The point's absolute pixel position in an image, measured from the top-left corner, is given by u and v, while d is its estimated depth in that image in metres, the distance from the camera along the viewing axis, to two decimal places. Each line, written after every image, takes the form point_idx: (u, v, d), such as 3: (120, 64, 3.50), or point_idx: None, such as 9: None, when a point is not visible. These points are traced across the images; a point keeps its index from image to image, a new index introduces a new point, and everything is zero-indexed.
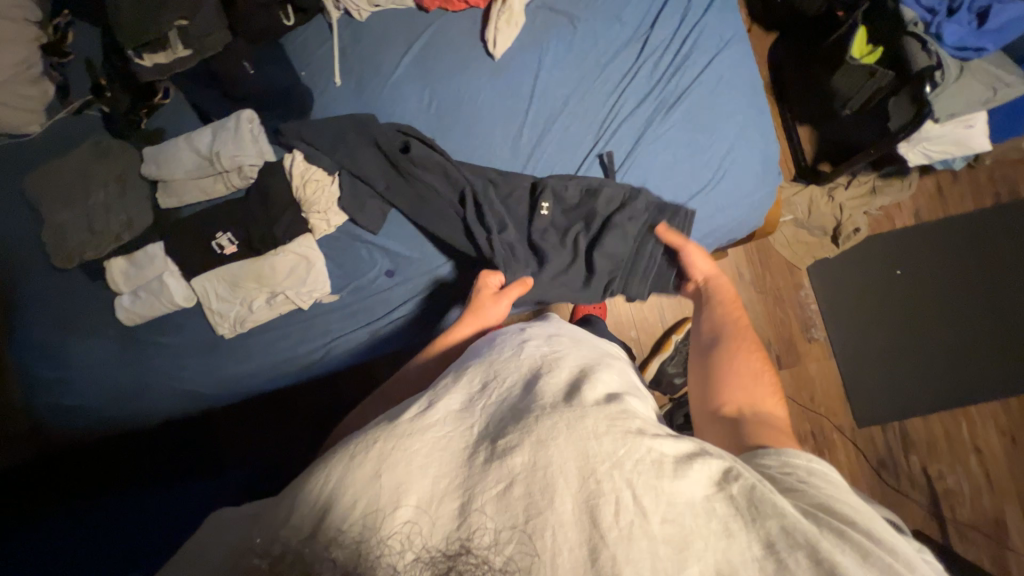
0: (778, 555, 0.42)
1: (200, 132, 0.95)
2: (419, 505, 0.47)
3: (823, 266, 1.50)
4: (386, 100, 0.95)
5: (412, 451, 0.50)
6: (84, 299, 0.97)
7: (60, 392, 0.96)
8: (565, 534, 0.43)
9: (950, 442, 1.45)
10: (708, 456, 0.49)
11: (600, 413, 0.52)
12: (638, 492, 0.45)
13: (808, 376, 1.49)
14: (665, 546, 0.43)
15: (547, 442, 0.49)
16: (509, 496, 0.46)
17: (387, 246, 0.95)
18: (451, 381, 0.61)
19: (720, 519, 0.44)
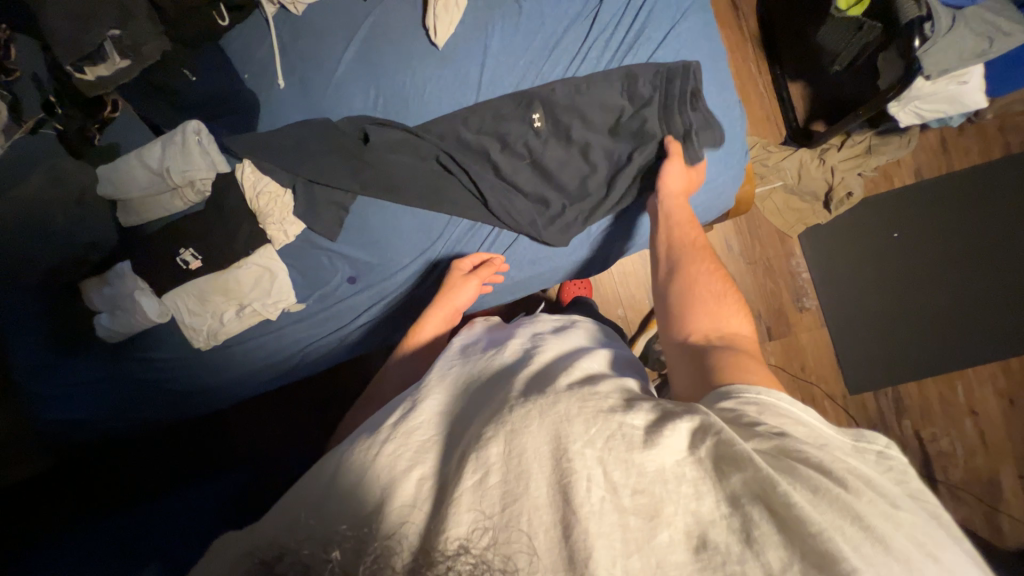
0: (743, 510, 0.39)
1: (150, 147, 0.93)
2: (404, 504, 0.44)
3: (815, 233, 1.45)
4: (331, 101, 0.91)
5: (396, 453, 0.49)
6: (60, 320, 0.98)
7: (52, 407, 0.99)
8: (539, 517, 0.40)
9: (945, 405, 1.43)
10: (677, 418, 0.47)
11: (572, 397, 0.50)
12: (610, 467, 0.43)
13: (799, 346, 1.47)
14: (636, 517, 0.40)
15: (520, 430, 0.47)
16: (488, 484, 0.43)
17: (347, 253, 0.93)
18: (433, 388, 0.62)
19: (691, 483, 0.41)
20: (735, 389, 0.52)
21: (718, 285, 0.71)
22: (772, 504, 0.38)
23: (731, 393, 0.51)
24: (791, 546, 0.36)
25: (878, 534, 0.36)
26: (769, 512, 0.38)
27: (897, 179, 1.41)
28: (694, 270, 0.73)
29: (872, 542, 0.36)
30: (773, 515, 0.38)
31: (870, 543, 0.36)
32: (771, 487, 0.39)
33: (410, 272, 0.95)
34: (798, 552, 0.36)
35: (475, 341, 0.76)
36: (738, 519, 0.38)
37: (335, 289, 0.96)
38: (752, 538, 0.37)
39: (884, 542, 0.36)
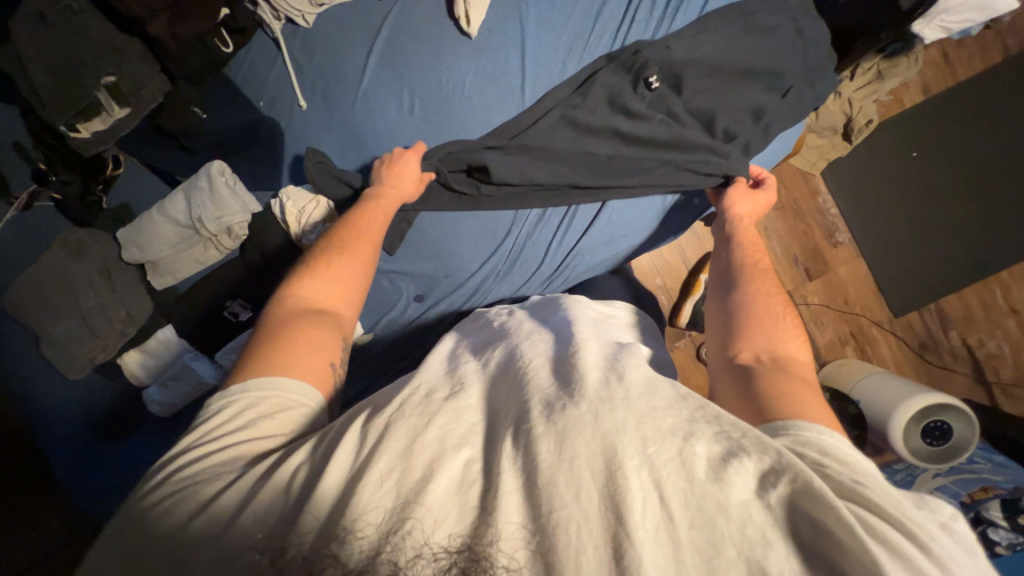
0: (804, 554, 0.37)
1: (171, 199, 0.85)
2: (442, 499, 0.42)
3: (836, 169, 1.47)
4: (362, 114, 0.83)
5: (439, 433, 0.46)
6: (108, 403, 0.90)
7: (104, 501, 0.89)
8: (588, 531, 0.39)
9: (986, 310, 1.47)
10: (744, 452, 0.42)
11: (630, 405, 0.46)
12: (665, 494, 0.40)
13: (839, 281, 1.48)
14: (692, 554, 0.38)
15: (571, 433, 0.44)
16: (534, 489, 0.41)
17: (410, 271, 0.87)
18: (472, 365, 0.57)
19: (758, 528, 0.38)
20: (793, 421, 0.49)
21: (781, 307, 0.65)
22: (836, 540, 0.36)
23: (787, 429, 0.48)
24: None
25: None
26: (821, 553, 0.37)
27: (909, 101, 1.44)
28: (755, 290, 0.68)
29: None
30: (824, 553, 0.37)
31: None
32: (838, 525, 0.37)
33: (477, 279, 0.87)
34: None
35: (496, 318, 0.72)
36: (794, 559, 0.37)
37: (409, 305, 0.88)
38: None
39: None
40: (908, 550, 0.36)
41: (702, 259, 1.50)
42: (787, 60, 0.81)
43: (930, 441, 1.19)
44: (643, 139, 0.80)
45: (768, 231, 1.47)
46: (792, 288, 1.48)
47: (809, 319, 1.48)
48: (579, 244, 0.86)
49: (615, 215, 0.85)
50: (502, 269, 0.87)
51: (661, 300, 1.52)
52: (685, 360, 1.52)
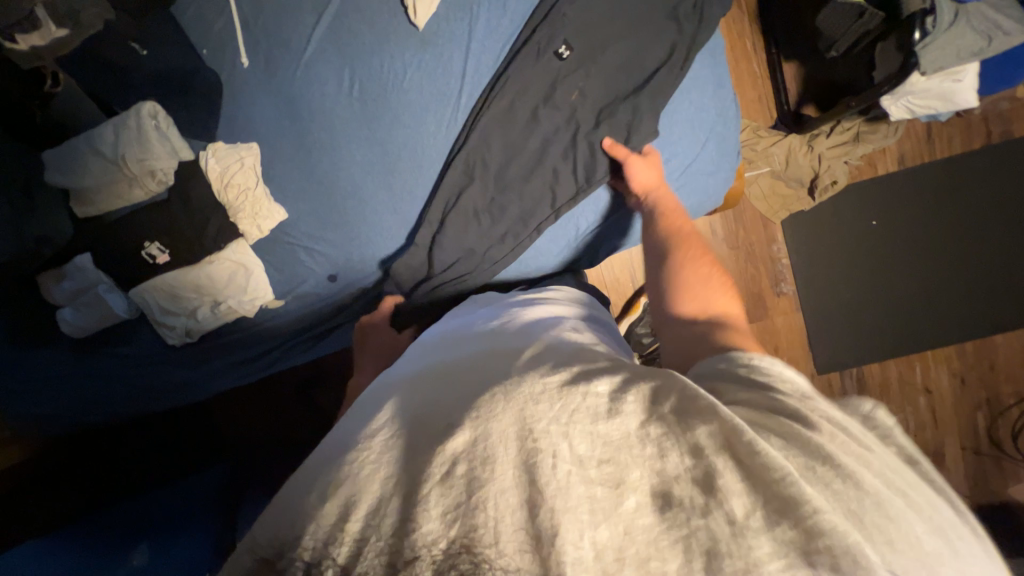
0: (707, 462, 0.38)
1: (100, 130, 0.85)
2: (370, 501, 0.40)
3: (798, 219, 1.47)
4: (300, 82, 0.83)
5: (356, 452, 0.45)
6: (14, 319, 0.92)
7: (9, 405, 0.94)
8: (505, 498, 0.38)
9: (903, 384, 1.51)
10: (634, 389, 0.45)
11: (539, 377, 0.48)
12: (574, 441, 0.41)
13: (773, 329, 1.52)
14: (602, 487, 0.38)
15: (484, 417, 0.44)
16: (454, 475, 0.40)
17: (326, 251, 0.89)
18: (385, 393, 0.57)
19: (654, 442, 0.40)
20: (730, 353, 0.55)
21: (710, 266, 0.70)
22: (746, 463, 0.38)
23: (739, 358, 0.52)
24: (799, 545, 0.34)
25: (855, 479, 0.37)
26: (743, 474, 0.37)
27: (880, 168, 1.43)
28: (683, 260, 0.72)
29: (843, 481, 0.37)
30: (742, 475, 0.37)
31: (885, 521, 0.36)
32: (752, 451, 0.38)
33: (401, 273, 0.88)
34: (763, 498, 0.36)
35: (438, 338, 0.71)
36: (702, 476, 0.38)
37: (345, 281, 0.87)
38: (716, 490, 0.37)
39: (855, 479, 0.37)
40: (812, 437, 0.40)
41: None
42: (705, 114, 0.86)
43: None
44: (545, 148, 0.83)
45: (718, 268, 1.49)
46: None
47: None
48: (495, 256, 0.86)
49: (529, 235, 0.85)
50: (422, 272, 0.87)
51: None
52: None
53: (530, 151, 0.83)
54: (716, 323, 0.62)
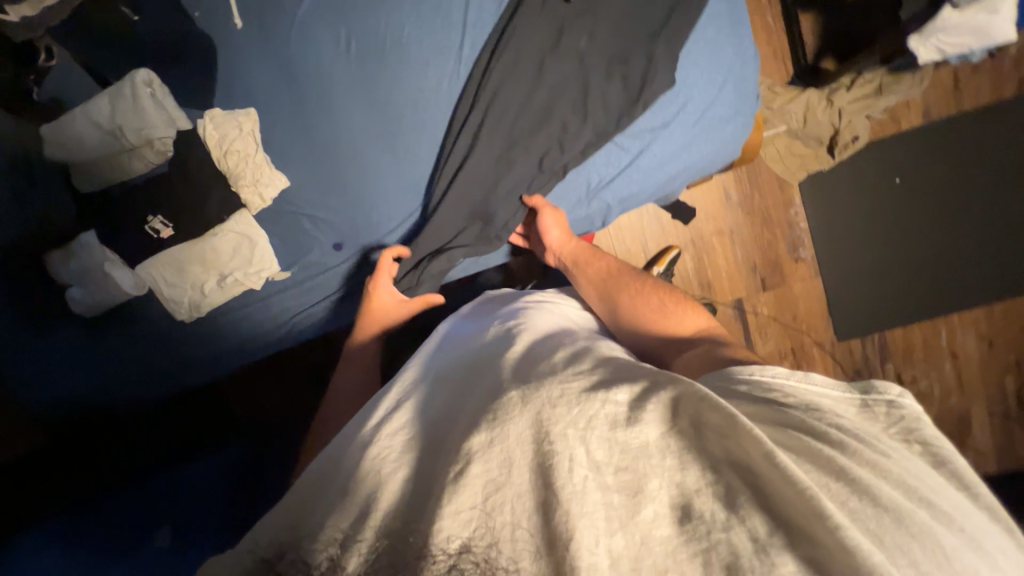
0: (735, 480, 0.38)
1: (96, 101, 0.83)
2: (378, 509, 0.41)
3: (819, 180, 1.40)
4: (295, 41, 0.80)
5: (364, 455, 0.47)
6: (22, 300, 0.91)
7: (21, 390, 0.94)
8: (522, 505, 0.39)
9: (927, 349, 1.47)
10: (659, 391, 0.46)
11: (555, 380, 0.48)
12: (591, 446, 0.41)
13: (791, 296, 1.50)
14: (620, 495, 0.38)
15: (499, 419, 0.44)
16: (464, 479, 0.40)
17: (331, 220, 0.87)
18: (412, 383, 0.60)
19: (677, 453, 0.40)
20: (726, 372, 0.56)
21: (655, 294, 0.79)
22: (764, 478, 0.37)
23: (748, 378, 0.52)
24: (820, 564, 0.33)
25: (870, 494, 0.37)
26: (762, 493, 0.37)
27: (905, 123, 1.36)
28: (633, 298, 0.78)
29: (859, 497, 0.37)
30: (762, 492, 0.37)
31: (907, 536, 0.34)
32: (776, 468, 0.37)
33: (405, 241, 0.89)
34: (793, 521, 0.35)
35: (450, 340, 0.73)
36: (725, 491, 0.37)
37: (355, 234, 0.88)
38: (737, 507, 0.36)
39: (869, 494, 0.37)
40: (843, 461, 0.39)
41: (662, 252, 1.48)
42: (722, 56, 0.81)
43: None
44: (551, 102, 0.80)
45: (733, 235, 1.47)
46: (743, 295, 1.50)
47: (754, 329, 1.51)
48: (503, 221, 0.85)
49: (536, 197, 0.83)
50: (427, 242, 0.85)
51: None
52: None
53: (534, 108, 0.80)
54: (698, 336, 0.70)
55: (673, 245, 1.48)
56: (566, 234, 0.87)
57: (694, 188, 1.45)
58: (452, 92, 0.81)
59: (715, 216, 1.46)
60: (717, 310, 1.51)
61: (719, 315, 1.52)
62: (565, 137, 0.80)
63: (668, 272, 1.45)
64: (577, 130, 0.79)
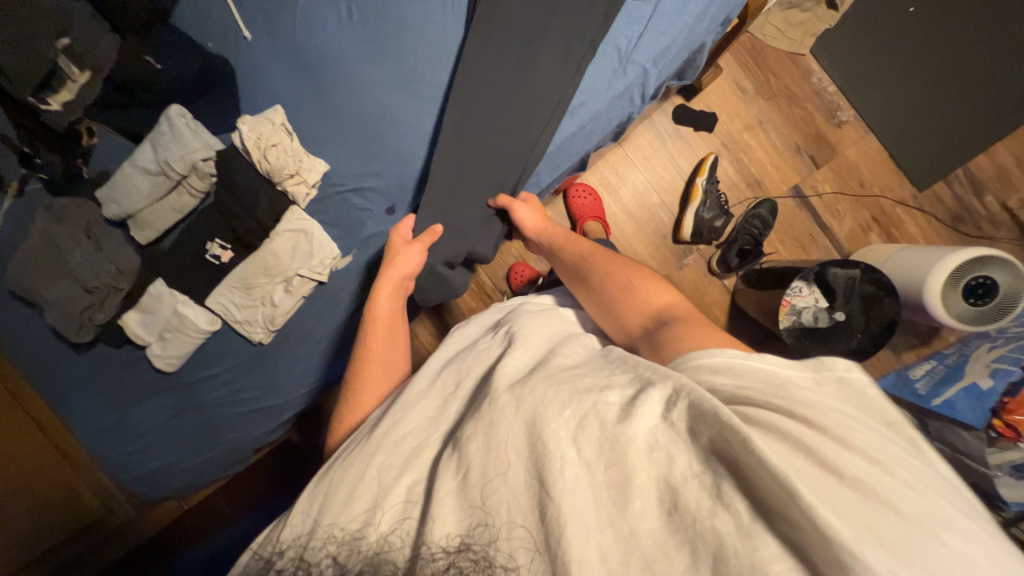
0: (713, 467, 0.36)
1: (140, 150, 0.87)
2: (396, 513, 0.46)
3: (826, 42, 1.38)
4: (302, 31, 0.85)
5: (372, 463, 0.50)
6: (134, 370, 0.99)
7: (141, 460, 1.00)
8: (518, 503, 0.41)
9: (1023, 165, 1.33)
10: (649, 387, 0.43)
11: (549, 381, 0.49)
12: (581, 444, 0.42)
13: (850, 163, 1.40)
14: (608, 491, 0.39)
15: (496, 423, 0.46)
16: (467, 479, 0.44)
17: (376, 185, 0.86)
18: (423, 391, 0.61)
19: (662, 448, 0.39)
20: (683, 354, 0.52)
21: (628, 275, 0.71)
22: (744, 465, 0.34)
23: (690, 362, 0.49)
24: (778, 530, 0.33)
25: (855, 482, 0.33)
26: (741, 476, 0.35)
27: None
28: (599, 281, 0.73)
29: (836, 484, 0.34)
30: (739, 474, 0.35)
31: (831, 481, 0.34)
32: (741, 446, 0.34)
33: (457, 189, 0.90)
34: (763, 506, 0.34)
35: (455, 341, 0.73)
36: (709, 475, 0.36)
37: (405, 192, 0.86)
38: (722, 493, 0.35)
39: (850, 482, 0.33)
40: (787, 426, 0.37)
41: (698, 165, 1.42)
42: None
43: (973, 300, 1.09)
44: None
45: (763, 124, 1.41)
46: (798, 180, 1.41)
47: (824, 210, 1.40)
48: (552, 120, 0.81)
49: (578, 80, 0.79)
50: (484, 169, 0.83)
51: (661, 218, 1.44)
52: (697, 277, 1.44)
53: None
54: (673, 319, 0.61)
55: (706, 154, 1.41)
56: (540, 216, 0.86)
57: (706, 93, 1.41)
58: (457, 20, 0.82)
59: (738, 113, 1.41)
60: (777, 203, 1.41)
61: (780, 209, 1.42)
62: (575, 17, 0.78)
63: (713, 180, 1.37)
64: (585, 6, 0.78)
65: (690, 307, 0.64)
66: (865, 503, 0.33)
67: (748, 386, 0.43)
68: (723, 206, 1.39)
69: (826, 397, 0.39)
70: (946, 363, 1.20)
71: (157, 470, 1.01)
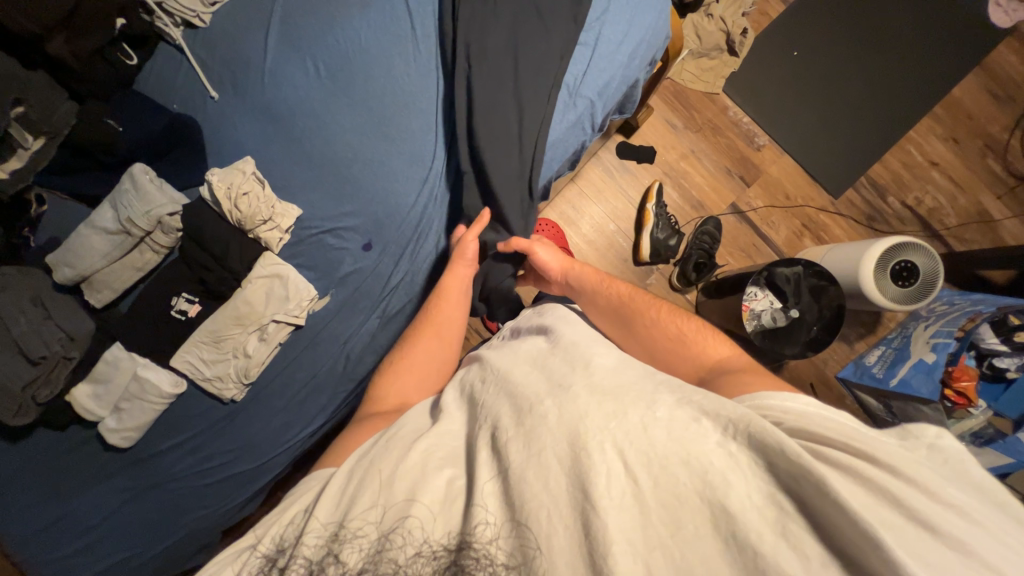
0: (780, 502, 0.38)
1: (98, 211, 0.85)
2: (430, 506, 0.45)
3: (734, 81, 1.60)
4: (271, 87, 0.89)
5: (408, 458, 0.49)
6: (74, 457, 0.87)
7: (88, 559, 0.87)
8: (559, 512, 0.41)
9: (911, 170, 1.56)
10: (703, 415, 0.45)
11: (591, 391, 0.50)
12: (630, 460, 0.42)
13: (774, 180, 1.58)
14: (660, 511, 0.40)
15: (538, 430, 0.47)
16: (508, 482, 0.44)
17: (353, 223, 0.88)
18: (454, 401, 0.60)
19: (719, 472, 0.40)
20: (756, 396, 0.51)
21: (676, 326, 0.70)
22: (816, 504, 0.36)
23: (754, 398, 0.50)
24: (828, 540, 0.35)
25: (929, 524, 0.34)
26: (810, 515, 0.36)
27: (774, 12, 1.61)
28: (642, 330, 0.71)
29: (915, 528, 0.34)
30: (811, 514, 0.36)
31: (922, 536, 0.34)
32: (813, 486, 0.36)
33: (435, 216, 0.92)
34: (836, 542, 0.35)
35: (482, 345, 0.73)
36: (774, 510, 0.37)
37: (382, 226, 0.89)
38: (788, 532, 0.36)
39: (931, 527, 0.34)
40: (866, 471, 0.37)
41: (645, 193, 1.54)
42: None
43: (902, 282, 1.23)
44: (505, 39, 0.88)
45: (695, 153, 1.58)
46: (734, 198, 1.57)
47: (761, 222, 1.56)
48: (524, 145, 0.88)
49: (546, 109, 0.87)
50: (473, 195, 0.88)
51: (621, 243, 1.54)
52: (661, 294, 1.52)
53: (503, 44, 0.88)
54: (732, 368, 0.61)
55: (651, 182, 1.55)
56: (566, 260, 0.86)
57: (642, 131, 1.58)
58: (421, 69, 0.90)
59: (672, 145, 1.58)
60: (721, 221, 1.55)
61: (724, 225, 1.55)
62: (526, 60, 0.88)
63: (661, 204, 1.49)
64: (534, 50, 0.88)
65: (747, 360, 0.64)
66: (968, 564, 0.32)
67: (818, 424, 0.43)
68: (674, 226, 1.50)
69: (892, 447, 0.40)
70: (893, 345, 1.29)
71: (107, 569, 0.87)
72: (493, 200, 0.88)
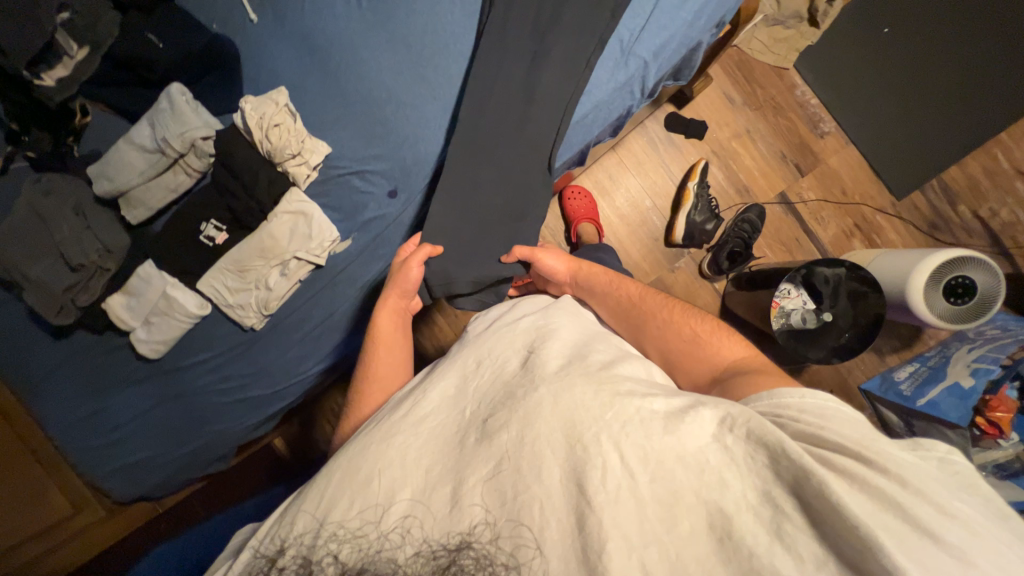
0: (775, 501, 0.37)
1: (137, 128, 0.86)
2: (414, 496, 0.45)
3: (808, 57, 1.45)
4: (311, 16, 0.86)
5: (398, 446, 0.50)
6: (106, 361, 0.93)
7: (115, 455, 0.94)
8: (552, 504, 0.41)
9: (991, 178, 1.41)
10: (700, 406, 0.44)
11: (589, 380, 0.49)
12: (626, 453, 0.42)
13: (833, 172, 1.45)
14: (655, 505, 0.39)
15: (531, 422, 0.47)
16: (501, 473, 0.44)
17: (377, 168, 0.86)
18: (443, 373, 0.60)
19: (714, 470, 0.39)
20: (772, 393, 0.48)
21: (687, 323, 0.67)
22: (817, 509, 0.35)
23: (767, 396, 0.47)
24: (824, 539, 0.34)
25: (935, 535, 0.33)
26: (813, 519, 0.35)
27: None
28: (653, 328, 0.67)
29: (921, 537, 0.33)
30: (811, 514, 0.35)
31: (923, 540, 0.33)
32: (814, 488, 0.35)
33: None
34: (833, 549, 0.34)
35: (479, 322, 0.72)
36: (769, 508, 0.37)
37: (408, 170, 0.86)
38: (782, 531, 0.35)
39: (932, 535, 0.33)
40: (876, 482, 0.35)
41: (689, 171, 1.45)
42: None
43: (955, 300, 1.14)
44: None
45: (751, 133, 1.46)
46: (785, 187, 1.46)
47: (809, 217, 1.45)
48: (565, 111, 0.83)
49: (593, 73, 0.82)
50: (505, 159, 0.85)
51: (654, 222, 1.47)
52: (689, 280, 1.46)
53: None
54: (746, 369, 0.57)
55: (696, 160, 1.45)
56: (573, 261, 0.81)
57: (696, 103, 1.46)
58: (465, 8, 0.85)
59: (727, 122, 1.46)
60: (766, 210, 1.45)
61: (768, 215, 1.46)
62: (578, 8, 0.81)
63: (704, 184, 1.41)
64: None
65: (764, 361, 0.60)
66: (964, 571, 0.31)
67: (831, 424, 0.41)
68: (714, 210, 1.42)
69: (904, 455, 0.38)
70: (929, 363, 1.22)
71: (130, 466, 0.95)
72: (525, 158, 0.85)
